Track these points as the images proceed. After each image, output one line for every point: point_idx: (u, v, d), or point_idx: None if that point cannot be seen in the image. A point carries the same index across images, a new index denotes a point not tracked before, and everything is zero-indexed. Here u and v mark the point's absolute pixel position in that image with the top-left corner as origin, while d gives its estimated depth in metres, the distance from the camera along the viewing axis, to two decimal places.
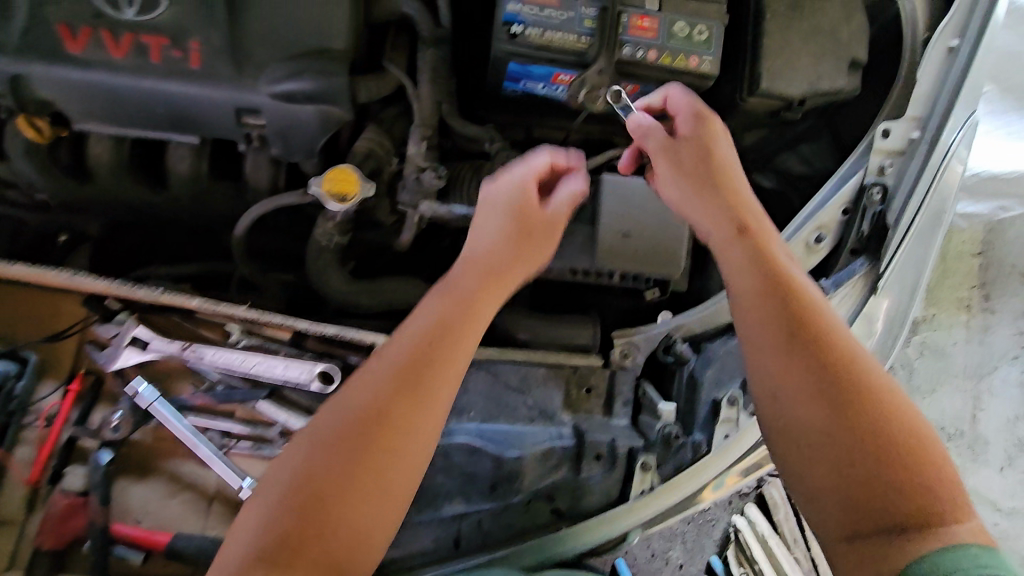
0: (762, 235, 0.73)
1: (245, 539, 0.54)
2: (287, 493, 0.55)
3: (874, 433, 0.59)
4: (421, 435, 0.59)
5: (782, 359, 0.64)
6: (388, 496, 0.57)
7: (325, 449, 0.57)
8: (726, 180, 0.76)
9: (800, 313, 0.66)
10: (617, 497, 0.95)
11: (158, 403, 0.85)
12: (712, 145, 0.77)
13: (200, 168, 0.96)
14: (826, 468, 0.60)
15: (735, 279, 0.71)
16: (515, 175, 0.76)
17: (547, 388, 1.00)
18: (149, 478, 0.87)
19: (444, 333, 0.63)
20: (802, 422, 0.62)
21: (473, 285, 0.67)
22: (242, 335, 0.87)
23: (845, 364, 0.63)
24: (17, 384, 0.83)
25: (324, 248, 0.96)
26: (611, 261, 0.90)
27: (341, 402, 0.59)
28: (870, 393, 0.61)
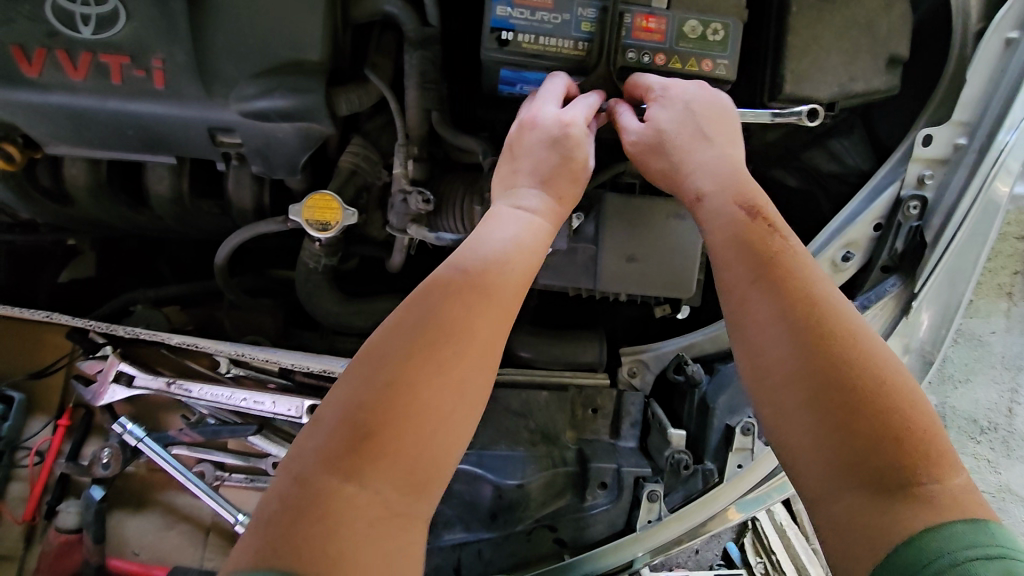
0: (745, 181, 0.64)
1: (302, 471, 0.45)
2: (341, 423, 0.46)
3: (862, 390, 0.49)
4: (477, 369, 0.50)
5: (763, 308, 0.55)
6: (445, 440, 0.48)
7: (381, 377, 0.48)
8: (713, 142, 0.66)
9: (779, 256, 0.57)
10: (623, 526, 0.90)
11: (144, 441, 0.82)
12: (688, 113, 0.68)
13: (180, 188, 0.91)
14: (820, 435, 0.49)
15: (708, 226, 0.62)
16: (552, 151, 0.65)
17: (550, 412, 0.94)
18: (144, 509, 0.85)
19: (506, 266, 0.55)
20: (774, 374, 0.53)
21: (539, 237, 0.60)
22: (229, 365, 0.82)
23: (828, 310, 0.53)
24: (4, 424, 0.84)
25: (311, 271, 0.90)
26: (614, 284, 0.84)
27: (391, 329, 0.51)
28: (856, 342, 0.51)
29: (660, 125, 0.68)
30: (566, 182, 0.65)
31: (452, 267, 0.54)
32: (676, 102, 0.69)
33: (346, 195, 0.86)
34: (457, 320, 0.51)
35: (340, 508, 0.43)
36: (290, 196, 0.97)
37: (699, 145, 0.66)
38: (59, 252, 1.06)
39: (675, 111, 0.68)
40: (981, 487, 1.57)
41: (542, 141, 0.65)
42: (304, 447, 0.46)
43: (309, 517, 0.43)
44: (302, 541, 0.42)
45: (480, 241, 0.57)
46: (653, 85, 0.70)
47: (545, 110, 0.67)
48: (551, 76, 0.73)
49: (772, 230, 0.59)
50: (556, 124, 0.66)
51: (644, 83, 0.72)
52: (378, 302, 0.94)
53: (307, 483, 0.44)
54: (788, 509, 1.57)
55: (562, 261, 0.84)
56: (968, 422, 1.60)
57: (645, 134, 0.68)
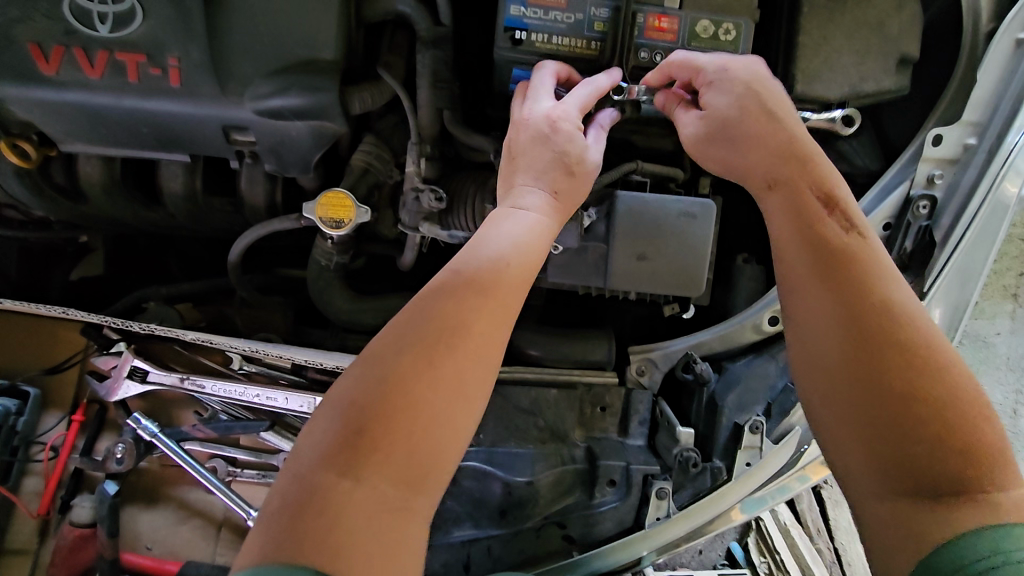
0: (817, 167, 0.63)
1: (301, 469, 0.46)
2: (337, 422, 0.47)
3: (924, 397, 0.49)
4: (475, 366, 0.51)
5: (824, 306, 0.56)
6: (446, 438, 0.49)
7: (377, 374, 0.48)
8: (775, 118, 0.65)
9: (845, 254, 0.57)
10: (632, 524, 0.90)
11: (159, 436, 0.81)
12: (748, 92, 0.66)
13: (193, 186, 0.92)
14: (877, 437, 0.50)
15: (774, 217, 0.63)
16: (545, 148, 0.65)
17: (560, 410, 0.94)
18: (157, 505, 0.86)
19: (506, 267, 0.55)
20: (836, 376, 0.54)
21: (540, 237, 0.60)
22: (242, 361, 0.83)
23: (898, 311, 0.53)
24: (19, 419, 0.84)
25: (324, 268, 0.91)
26: (623, 283, 0.84)
27: (390, 332, 0.51)
28: (925, 345, 0.51)
29: (720, 108, 0.67)
30: (563, 179, 0.65)
31: (449, 270, 0.55)
32: (732, 83, 0.67)
33: (358, 192, 0.87)
34: (452, 317, 0.51)
35: (338, 502, 0.44)
36: (302, 195, 0.97)
37: (768, 125, 0.65)
38: (70, 249, 1.08)
39: (731, 92, 0.67)
40: None
41: (533, 139, 0.66)
42: (303, 446, 0.47)
43: (309, 510, 0.43)
44: (307, 534, 0.43)
45: (481, 242, 0.57)
46: (704, 66, 0.69)
47: (537, 108, 0.68)
48: (538, 66, 0.73)
49: (847, 226, 0.59)
50: (546, 121, 0.66)
51: (691, 63, 0.70)
52: (388, 299, 0.95)
53: (305, 481, 0.45)
54: (793, 509, 1.57)
55: (572, 260, 0.85)
56: None
57: (704, 121, 0.68)
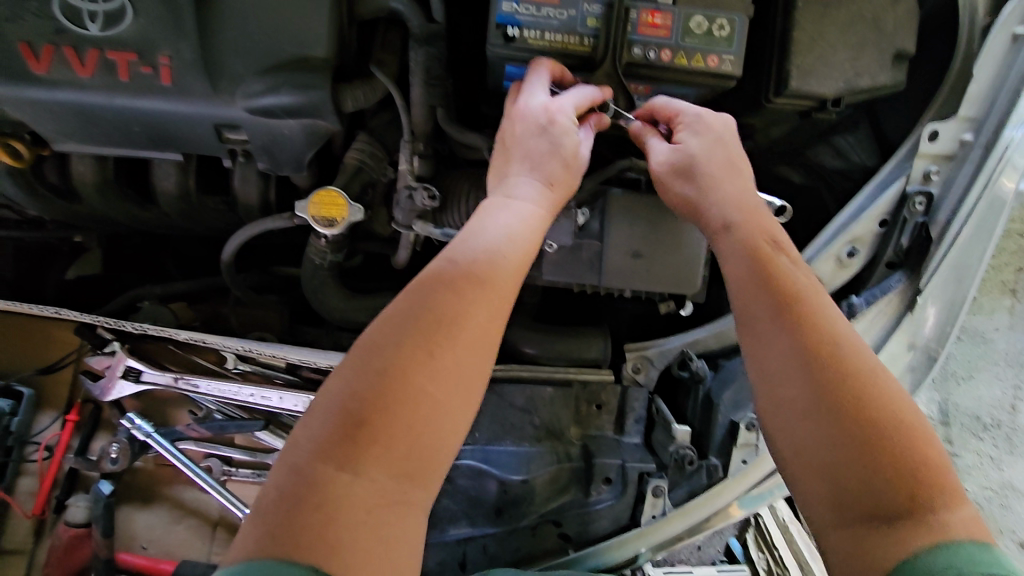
0: (763, 214, 0.65)
1: (299, 460, 0.45)
2: (336, 413, 0.46)
3: (872, 422, 0.49)
4: (470, 358, 0.50)
5: (772, 336, 0.56)
6: (441, 430, 0.48)
7: (379, 363, 0.48)
8: (739, 173, 0.68)
9: (791, 287, 0.58)
10: (628, 521, 0.90)
11: (153, 436, 0.81)
12: (720, 143, 0.69)
13: (187, 184, 0.91)
14: (829, 462, 0.50)
15: (727, 253, 0.63)
16: (539, 141, 0.65)
17: (555, 408, 0.94)
18: (152, 504, 0.85)
19: (502, 259, 0.55)
20: (785, 407, 0.54)
21: (534, 227, 0.60)
22: (237, 360, 0.82)
23: (842, 346, 0.54)
24: (13, 419, 0.84)
25: (318, 267, 0.90)
26: (617, 280, 0.84)
27: (386, 322, 0.50)
28: (877, 378, 0.52)
29: (691, 149, 0.68)
30: (558, 172, 0.65)
31: (444, 259, 0.54)
32: (708, 129, 0.69)
33: (351, 191, 0.86)
34: (449, 310, 0.51)
35: (334, 497, 0.43)
36: (296, 192, 0.97)
37: (730, 176, 0.68)
38: (65, 248, 1.09)
39: (704, 138, 0.69)
40: (981, 483, 1.54)
41: (529, 132, 0.65)
42: (299, 437, 0.46)
43: (306, 502, 0.43)
44: (303, 527, 0.42)
45: (476, 233, 0.57)
46: (686, 111, 0.71)
47: (534, 99, 0.67)
48: (534, 63, 0.73)
49: (794, 264, 0.61)
50: (544, 113, 0.65)
51: (671, 107, 0.72)
52: (383, 297, 0.95)
53: (303, 471, 0.44)
54: (792, 506, 1.57)
55: (566, 257, 0.84)
56: (972, 419, 1.60)
57: (674, 155, 0.69)
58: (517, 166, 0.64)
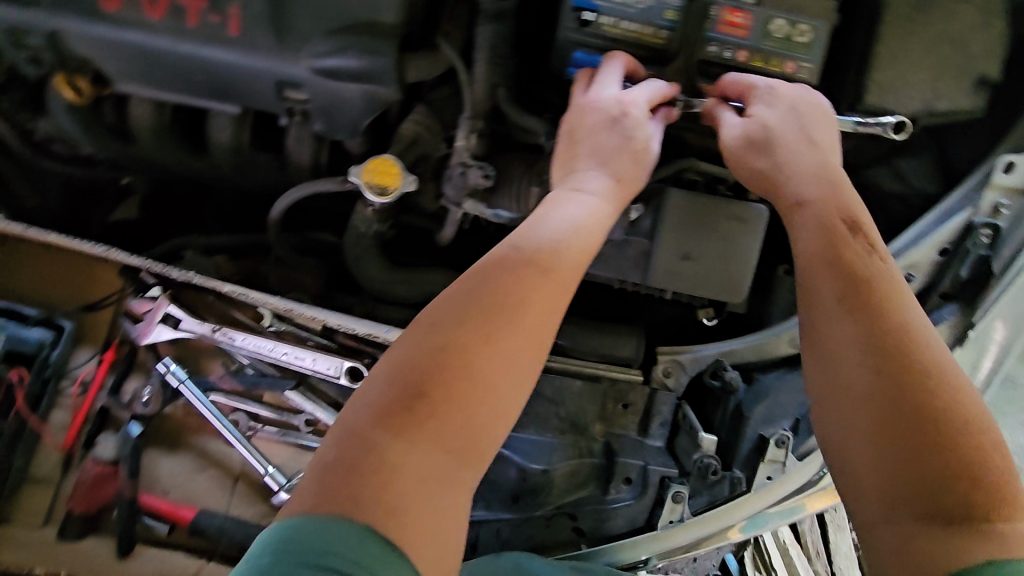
0: (845, 191, 0.62)
1: (354, 425, 0.45)
2: (393, 381, 0.47)
3: (943, 422, 0.49)
4: (526, 351, 0.50)
5: (846, 323, 0.55)
6: (490, 419, 0.48)
7: (437, 338, 0.48)
8: (818, 145, 0.65)
9: (868, 275, 0.56)
10: (643, 524, 0.90)
11: (187, 383, 0.82)
12: (793, 113, 0.66)
13: (241, 139, 0.91)
14: (895, 459, 0.49)
15: (799, 230, 0.61)
16: (610, 136, 0.64)
17: (583, 402, 0.93)
18: (178, 450, 0.85)
19: (563, 249, 0.55)
20: (851, 399, 0.53)
21: (599, 222, 0.59)
22: (273, 319, 0.83)
23: (917, 340, 0.52)
24: (52, 351, 0.84)
25: (362, 234, 0.90)
26: (663, 280, 0.82)
27: (442, 301, 0.51)
28: (942, 384, 0.50)
29: (767, 121, 0.66)
30: (628, 169, 0.63)
31: (508, 246, 0.54)
32: (781, 101, 0.67)
33: (404, 162, 0.86)
34: (511, 295, 0.51)
35: (384, 465, 0.43)
36: (347, 158, 0.96)
37: (809, 151, 0.64)
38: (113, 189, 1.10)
39: (780, 109, 0.67)
40: None
41: (601, 123, 0.64)
42: (357, 403, 0.47)
43: (349, 465, 0.43)
44: (356, 493, 0.42)
45: (541, 221, 0.57)
46: (755, 82, 0.69)
47: (606, 93, 0.66)
48: (607, 57, 0.71)
49: (869, 249, 0.58)
50: (617, 105, 0.65)
51: (743, 81, 0.70)
52: (423, 274, 0.95)
53: (359, 437, 0.45)
54: (794, 528, 1.56)
55: (613, 252, 0.82)
56: None
57: (746, 128, 0.67)
58: (585, 160, 0.63)
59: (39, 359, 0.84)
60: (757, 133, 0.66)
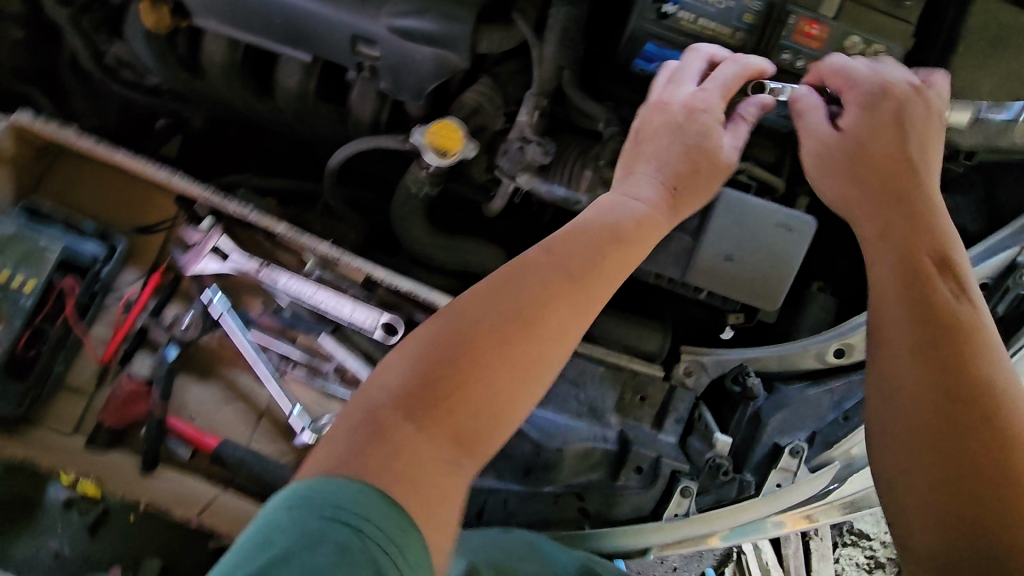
0: (938, 228, 0.61)
1: (376, 404, 0.47)
2: (418, 365, 0.49)
3: (1000, 479, 0.49)
4: (547, 352, 0.52)
5: (908, 360, 0.55)
6: (501, 412, 0.50)
7: (462, 330, 0.50)
8: (911, 166, 0.64)
9: (945, 313, 0.55)
10: (649, 513, 0.91)
11: (227, 316, 0.84)
12: (890, 111, 0.66)
13: (307, 87, 0.93)
14: (942, 505, 0.50)
15: (879, 263, 0.61)
16: (672, 144, 0.66)
17: (602, 386, 0.95)
18: (208, 379, 0.87)
19: (603, 259, 0.56)
20: (912, 437, 0.53)
21: (638, 235, 0.60)
22: (317, 266, 0.85)
23: (993, 393, 0.52)
24: (104, 267, 0.82)
25: (412, 196, 0.91)
26: (704, 278, 0.83)
27: (477, 295, 0.52)
28: (1007, 441, 0.50)
29: (853, 130, 0.66)
30: (685, 172, 0.65)
31: (542, 248, 0.55)
32: (878, 103, 0.66)
33: None
34: (535, 300, 0.52)
35: (400, 447, 0.45)
36: (405, 120, 0.98)
37: (898, 167, 0.64)
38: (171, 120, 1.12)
39: (873, 114, 0.66)
40: None
41: (666, 126, 0.67)
42: (383, 381, 0.49)
43: (374, 440, 0.45)
44: (379, 464, 0.44)
45: (578, 227, 0.58)
46: (853, 77, 0.68)
47: (680, 93, 0.69)
48: (691, 48, 0.72)
49: (957, 290, 0.57)
50: (685, 107, 0.67)
51: (842, 74, 0.69)
52: (464, 242, 0.97)
53: (377, 416, 0.47)
54: (778, 550, 1.58)
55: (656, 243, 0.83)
56: None
57: (841, 137, 0.67)
58: (636, 173, 0.65)
59: (91, 273, 0.81)
60: (835, 151, 0.67)
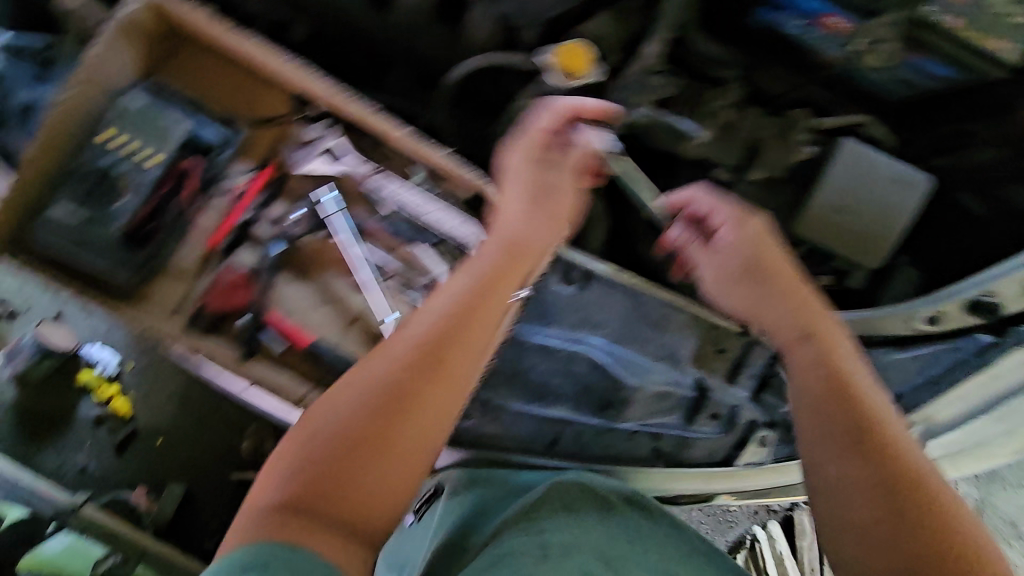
0: (820, 315, 0.68)
1: (275, 496, 0.52)
2: (300, 468, 0.53)
3: (941, 554, 0.53)
4: (435, 422, 0.56)
5: (844, 457, 0.58)
6: (386, 487, 0.54)
7: (354, 402, 0.55)
8: (765, 275, 0.71)
9: (872, 425, 0.58)
10: (721, 459, 0.94)
11: (332, 219, 0.86)
12: (744, 249, 0.73)
13: (424, 6, 0.92)
14: (890, 565, 0.54)
15: (798, 363, 0.65)
16: (514, 193, 0.72)
17: (682, 333, 0.93)
18: (306, 279, 0.87)
19: (488, 306, 0.61)
20: (854, 516, 0.57)
21: (491, 274, 0.63)
22: (424, 178, 0.87)
23: (923, 475, 0.56)
24: (223, 153, 0.82)
25: (517, 122, 0.90)
26: (811, 230, 0.83)
27: (355, 378, 0.56)
28: (940, 523, 0.54)
29: (711, 267, 0.76)
30: (528, 205, 0.71)
31: (399, 332, 0.59)
32: (741, 240, 0.74)
33: None
34: (407, 386, 0.55)
35: (305, 533, 0.51)
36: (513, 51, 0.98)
37: (761, 287, 0.71)
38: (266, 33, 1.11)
39: (735, 239, 0.74)
40: None
41: (518, 175, 0.73)
42: (275, 471, 0.54)
43: (284, 521, 0.51)
44: (291, 532, 0.51)
45: (437, 293, 0.61)
46: (709, 209, 0.78)
47: (537, 113, 0.76)
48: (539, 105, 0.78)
49: (853, 352, 0.65)
50: (517, 161, 0.74)
51: (704, 204, 0.79)
52: None
53: (281, 508, 0.52)
54: None
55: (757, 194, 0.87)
56: None
57: (715, 263, 0.76)
58: (509, 221, 0.69)
59: (210, 157, 0.81)
60: (733, 263, 0.74)
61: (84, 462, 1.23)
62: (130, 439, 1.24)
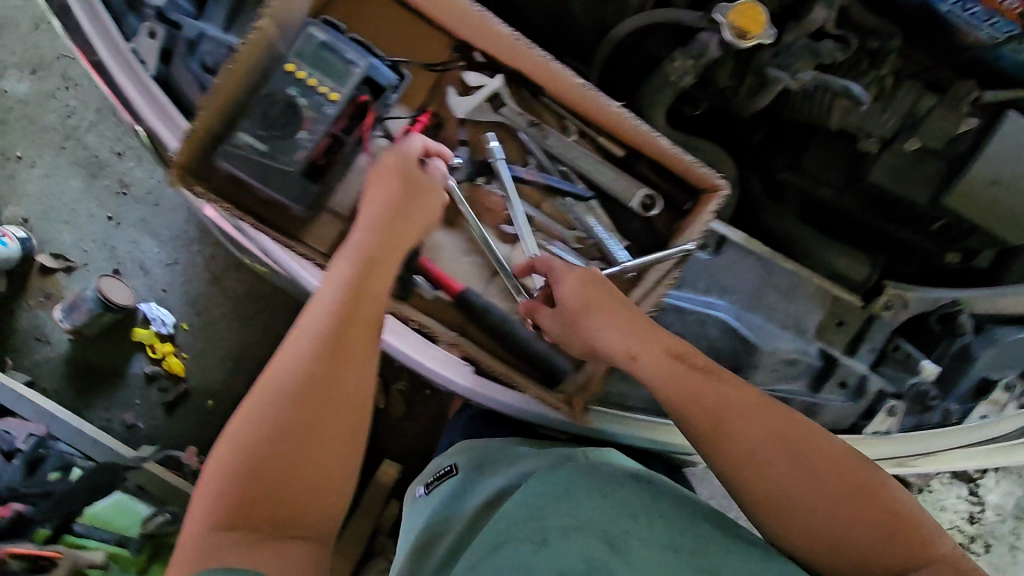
0: (653, 328, 0.70)
1: (206, 529, 0.55)
2: (223, 493, 0.56)
3: (859, 500, 0.60)
4: (345, 416, 0.60)
5: (760, 465, 0.62)
6: (323, 497, 0.59)
7: (257, 427, 0.57)
8: (597, 321, 0.71)
9: (727, 421, 0.64)
10: (846, 426, 0.96)
11: (502, 164, 0.85)
12: (575, 295, 0.73)
13: None
14: (830, 533, 0.60)
15: (658, 386, 0.67)
16: (372, 211, 0.68)
17: (809, 304, 0.96)
18: (454, 228, 0.88)
19: (357, 294, 0.63)
20: (795, 511, 0.61)
21: (375, 278, 0.65)
22: (577, 131, 0.89)
23: (796, 431, 0.63)
24: (392, 95, 0.79)
25: (669, 83, 0.90)
26: (956, 202, 0.88)
27: (258, 399, 0.58)
28: (843, 475, 0.61)
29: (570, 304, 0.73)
30: (397, 229, 0.68)
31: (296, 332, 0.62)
32: (570, 280, 0.74)
33: None
34: (316, 383, 0.59)
35: (242, 551, 0.55)
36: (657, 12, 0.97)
37: (613, 332, 0.71)
38: None
39: (571, 289, 0.73)
40: None
41: (381, 187, 0.70)
42: (195, 514, 0.57)
43: (231, 548, 0.55)
44: (242, 553, 0.54)
45: (311, 307, 0.63)
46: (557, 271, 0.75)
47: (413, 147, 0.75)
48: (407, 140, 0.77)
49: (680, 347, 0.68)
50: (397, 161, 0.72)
51: (548, 263, 0.77)
52: (696, 142, 0.98)
53: (214, 535, 0.55)
54: None
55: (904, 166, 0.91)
56: None
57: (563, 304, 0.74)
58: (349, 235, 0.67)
59: (382, 97, 0.78)
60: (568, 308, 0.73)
61: (136, 415, 1.31)
62: (180, 398, 1.32)
